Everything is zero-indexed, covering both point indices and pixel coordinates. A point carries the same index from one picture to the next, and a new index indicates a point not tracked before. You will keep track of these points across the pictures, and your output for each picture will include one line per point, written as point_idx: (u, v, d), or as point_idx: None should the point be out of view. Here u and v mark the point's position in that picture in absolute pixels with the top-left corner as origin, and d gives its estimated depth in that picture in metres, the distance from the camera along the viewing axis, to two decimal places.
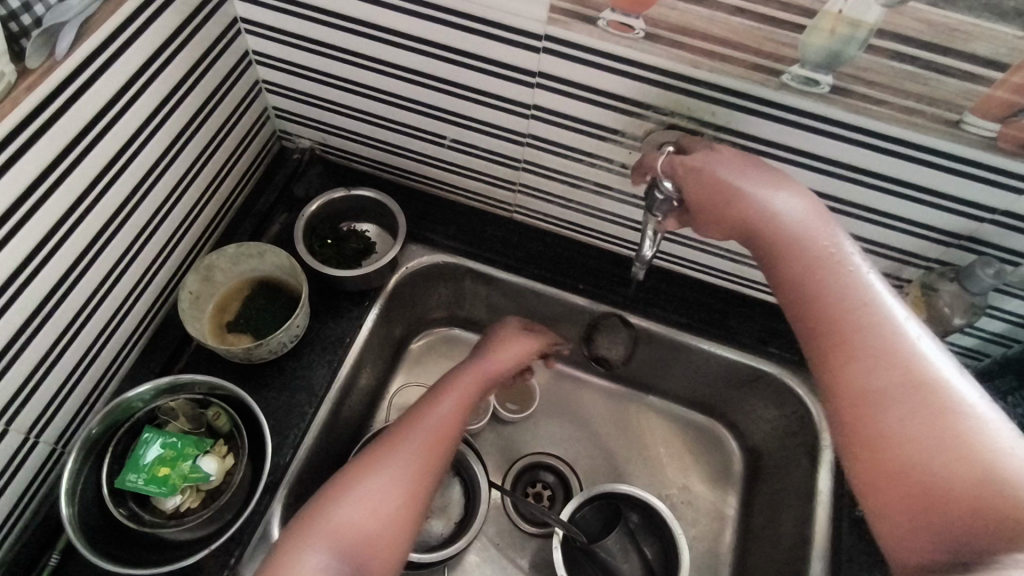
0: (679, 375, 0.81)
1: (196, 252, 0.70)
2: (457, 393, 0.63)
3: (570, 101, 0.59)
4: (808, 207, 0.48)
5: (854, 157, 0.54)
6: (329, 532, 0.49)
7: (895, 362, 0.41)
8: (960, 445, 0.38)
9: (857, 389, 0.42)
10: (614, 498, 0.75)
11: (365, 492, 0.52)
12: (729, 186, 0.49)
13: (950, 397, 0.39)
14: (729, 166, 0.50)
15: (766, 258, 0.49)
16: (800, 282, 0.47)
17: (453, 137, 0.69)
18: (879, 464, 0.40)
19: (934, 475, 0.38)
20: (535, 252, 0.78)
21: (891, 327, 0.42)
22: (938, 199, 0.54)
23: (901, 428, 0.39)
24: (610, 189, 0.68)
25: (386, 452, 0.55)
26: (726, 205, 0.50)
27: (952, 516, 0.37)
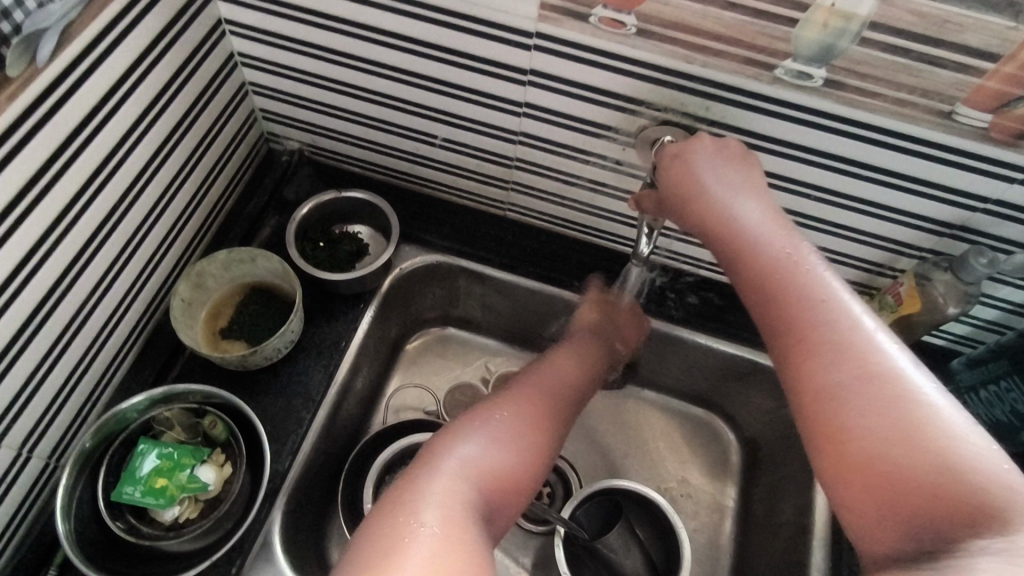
0: (676, 370, 0.82)
1: (186, 259, 0.69)
2: (561, 363, 0.67)
3: (562, 98, 0.59)
4: (768, 209, 0.49)
5: (848, 150, 0.54)
6: (471, 459, 0.52)
7: (853, 355, 0.41)
8: (919, 435, 0.37)
9: (816, 383, 0.41)
10: (613, 493, 0.74)
11: (494, 429, 0.56)
12: (694, 181, 0.50)
13: (907, 388, 0.39)
14: (708, 157, 0.50)
15: (729, 254, 0.48)
16: (761, 278, 0.46)
17: (445, 136, 0.68)
18: (842, 459, 0.39)
19: (895, 465, 0.37)
20: (529, 250, 0.78)
21: (848, 322, 0.42)
22: (932, 189, 0.55)
23: (860, 421, 0.39)
24: (604, 186, 0.67)
25: (513, 399, 0.60)
26: (696, 200, 0.50)
27: (916, 507, 0.36)
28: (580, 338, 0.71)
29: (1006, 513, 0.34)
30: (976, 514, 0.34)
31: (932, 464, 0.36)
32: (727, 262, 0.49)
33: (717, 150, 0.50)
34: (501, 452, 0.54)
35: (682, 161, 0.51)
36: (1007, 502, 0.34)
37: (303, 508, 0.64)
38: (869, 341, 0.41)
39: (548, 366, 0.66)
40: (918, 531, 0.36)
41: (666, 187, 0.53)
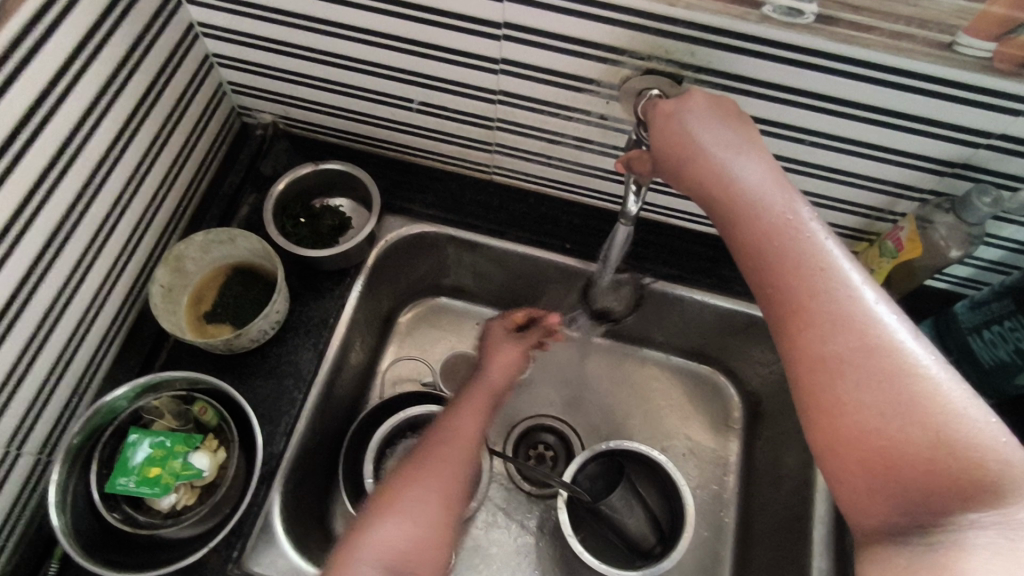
0: (673, 327, 0.80)
1: (163, 243, 0.67)
2: (472, 404, 0.62)
3: (540, 52, 0.55)
4: (766, 168, 0.44)
5: (843, 90, 0.51)
6: (380, 546, 0.48)
7: (852, 325, 0.38)
8: (916, 409, 0.36)
9: (813, 356, 0.39)
10: (615, 455, 0.75)
11: (411, 504, 0.51)
12: (688, 139, 0.46)
13: (905, 359, 0.37)
14: (698, 118, 0.46)
15: (723, 218, 0.45)
16: (757, 245, 0.43)
17: (422, 99, 0.65)
18: (834, 431, 0.38)
19: (891, 441, 0.36)
20: (518, 213, 0.76)
21: (847, 292, 0.39)
22: (933, 127, 0.52)
23: (858, 396, 0.37)
24: (590, 143, 0.64)
25: (433, 458, 0.55)
26: (687, 162, 0.46)
27: (908, 481, 0.36)
28: (500, 353, 0.68)
29: (997, 484, 0.34)
30: (966, 488, 0.34)
31: (927, 442, 0.35)
32: (727, 227, 0.45)
33: (712, 108, 0.46)
34: (414, 530, 0.50)
35: (676, 119, 0.47)
36: (999, 477, 0.34)
37: (302, 487, 0.64)
38: (871, 314, 0.38)
39: (454, 411, 0.61)
40: (908, 502, 0.36)
41: (656, 146, 0.48)
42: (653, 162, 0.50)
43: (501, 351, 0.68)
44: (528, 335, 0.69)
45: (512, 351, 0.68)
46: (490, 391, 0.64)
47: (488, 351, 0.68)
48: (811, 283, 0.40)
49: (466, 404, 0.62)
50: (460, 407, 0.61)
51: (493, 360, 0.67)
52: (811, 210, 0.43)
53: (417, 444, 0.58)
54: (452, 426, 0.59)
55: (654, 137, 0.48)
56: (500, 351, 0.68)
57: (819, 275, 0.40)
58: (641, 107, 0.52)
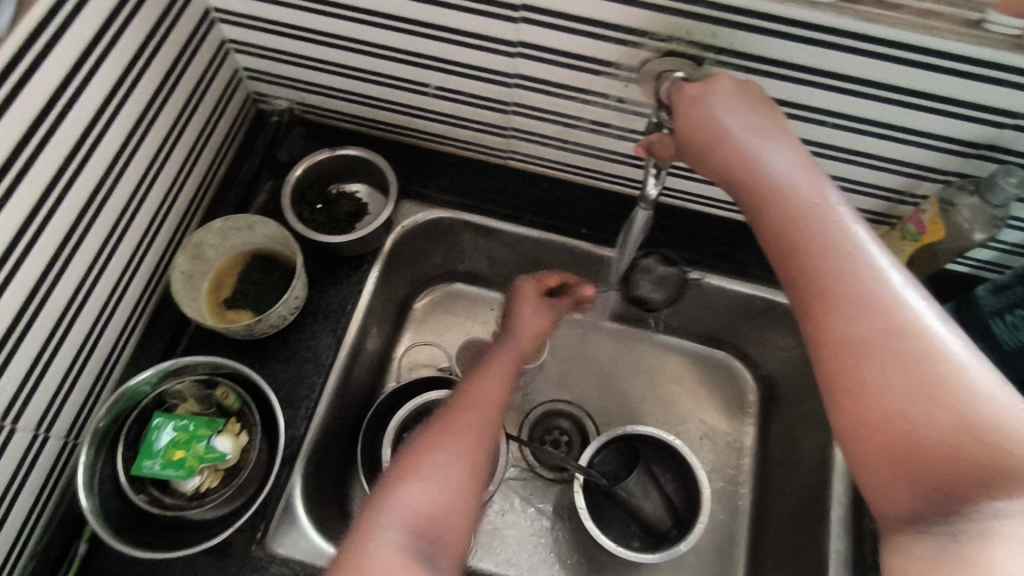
0: (689, 312, 0.80)
1: (183, 230, 0.68)
2: (493, 375, 0.60)
3: (558, 34, 0.55)
4: (792, 152, 0.44)
5: (866, 70, 0.50)
6: (399, 511, 0.45)
7: (877, 309, 0.38)
8: (941, 394, 0.35)
9: (836, 340, 0.39)
10: (631, 440, 0.75)
11: (432, 467, 0.48)
12: (712, 123, 0.46)
13: (930, 344, 0.36)
14: (723, 100, 0.46)
15: (749, 203, 0.45)
16: (783, 229, 0.42)
17: (438, 84, 0.65)
18: (857, 414, 0.38)
19: (914, 425, 0.36)
20: (533, 198, 0.75)
21: (872, 277, 0.39)
22: (957, 107, 0.51)
23: (881, 379, 0.37)
24: (607, 127, 0.64)
25: (450, 424, 0.52)
26: (711, 146, 0.46)
27: (932, 465, 0.35)
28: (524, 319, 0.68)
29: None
30: (991, 475, 0.34)
31: (951, 427, 0.35)
32: (751, 212, 0.45)
33: (737, 93, 0.46)
34: (436, 494, 0.46)
35: (700, 103, 0.46)
36: None
37: (323, 471, 0.65)
38: (896, 298, 0.38)
39: (469, 383, 0.59)
40: (934, 488, 0.35)
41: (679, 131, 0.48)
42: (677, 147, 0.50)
43: (534, 315, 0.68)
44: (557, 304, 0.70)
45: (539, 317, 0.68)
46: (514, 356, 0.64)
47: (512, 313, 0.69)
48: (835, 267, 0.40)
49: (482, 374, 0.60)
50: (476, 377, 0.59)
51: (520, 324, 0.67)
52: (840, 195, 0.43)
53: (432, 416, 0.55)
54: (468, 395, 0.56)
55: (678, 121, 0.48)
56: (522, 319, 0.68)
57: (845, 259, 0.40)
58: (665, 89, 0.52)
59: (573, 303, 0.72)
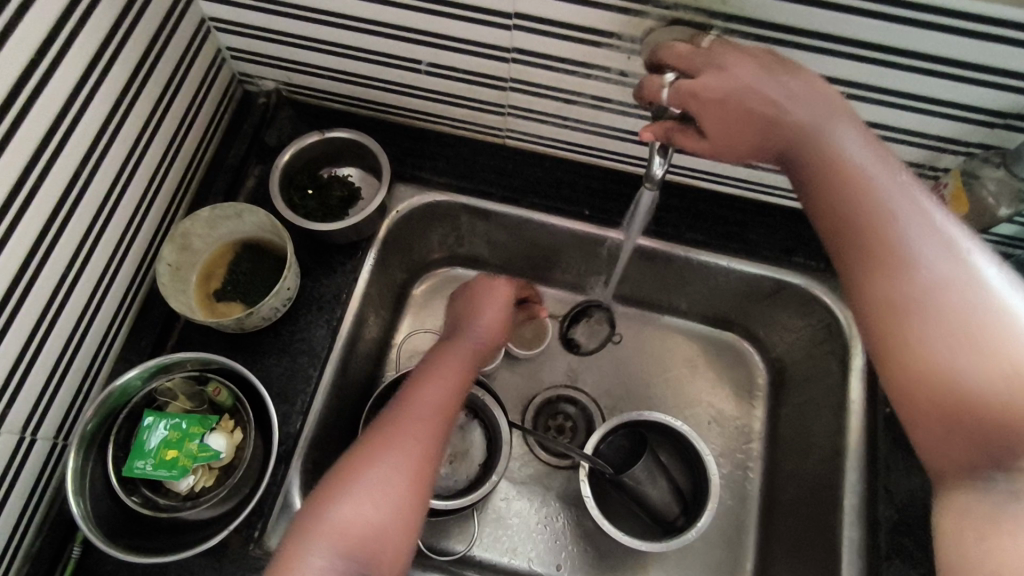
0: (696, 294, 0.77)
1: (169, 219, 0.65)
2: (447, 372, 0.59)
3: (556, 4, 0.51)
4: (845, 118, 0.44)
5: (887, 37, 0.46)
6: (335, 529, 0.47)
7: (922, 269, 0.39)
8: (993, 349, 0.36)
9: (885, 298, 0.40)
10: (637, 426, 0.73)
11: (372, 484, 0.49)
12: (747, 111, 0.43)
13: (981, 300, 0.37)
14: (754, 70, 0.43)
15: (797, 170, 0.45)
16: (830, 194, 0.43)
17: (430, 60, 0.61)
18: (906, 371, 0.38)
19: (966, 381, 0.36)
20: (533, 178, 0.72)
21: (922, 238, 0.40)
22: (985, 74, 0.48)
23: (927, 337, 0.38)
24: (609, 102, 0.61)
25: (393, 430, 0.53)
26: (744, 120, 0.44)
27: (981, 421, 0.36)
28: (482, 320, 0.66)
29: None
30: None
31: (1007, 381, 0.35)
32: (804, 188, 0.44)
33: (761, 74, 0.43)
34: (373, 509, 0.49)
35: (727, 95, 0.43)
36: None
37: (321, 465, 0.63)
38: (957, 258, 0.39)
39: (420, 380, 0.58)
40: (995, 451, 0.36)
41: (707, 127, 0.45)
42: (700, 142, 0.46)
43: (494, 314, 0.67)
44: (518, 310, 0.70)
45: (499, 319, 0.67)
46: (472, 351, 0.63)
47: (475, 308, 0.67)
48: (882, 231, 0.41)
49: (433, 369, 0.60)
50: (427, 373, 0.59)
51: (482, 321, 0.66)
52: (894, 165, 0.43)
53: (381, 415, 0.55)
54: (419, 395, 0.57)
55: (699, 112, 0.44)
56: (483, 314, 0.67)
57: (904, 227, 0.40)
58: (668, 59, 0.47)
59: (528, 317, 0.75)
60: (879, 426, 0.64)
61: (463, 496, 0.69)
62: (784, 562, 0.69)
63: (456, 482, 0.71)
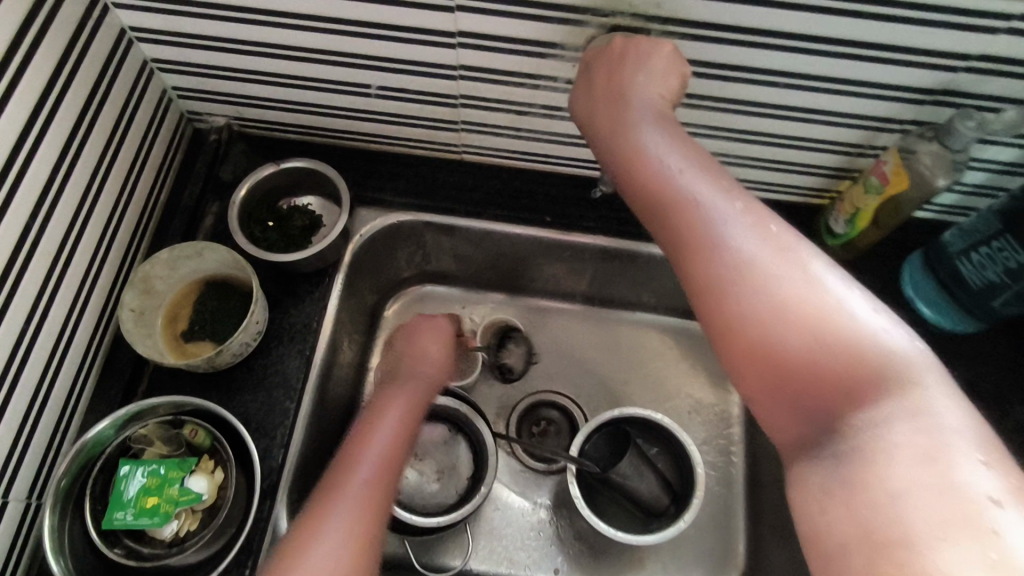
0: (663, 288, 0.79)
1: (128, 265, 0.64)
2: (387, 418, 0.61)
3: (496, 19, 0.52)
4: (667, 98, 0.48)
5: (814, 27, 0.49)
6: None
7: (739, 252, 0.42)
8: (803, 320, 0.40)
9: (708, 279, 0.42)
10: (619, 423, 0.74)
11: (321, 543, 0.49)
12: (622, 102, 0.48)
13: (780, 279, 0.41)
14: (616, 60, 0.49)
15: (620, 160, 0.48)
16: (655, 181, 0.46)
17: (379, 84, 0.62)
18: (742, 343, 0.42)
19: (789, 349, 0.40)
20: (493, 190, 0.73)
21: (733, 218, 0.43)
22: (908, 55, 0.50)
23: (756, 311, 0.41)
24: (559, 110, 0.62)
25: (349, 469, 0.55)
26: (611, 104, 0.49)
27: (806, 385, 0.40)
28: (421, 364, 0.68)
29: (881, 383, 0.38)
30: (849, 391, 0.39)
31: (834, 349, 0.39)
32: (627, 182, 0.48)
33: (655, 67, 0.48)
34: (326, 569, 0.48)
35: (609, 78, 0.49)
36: (876, 373, 0.38)
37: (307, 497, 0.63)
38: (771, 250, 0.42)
39: (361, 431, 0.59)
40: (812, 409, 0.40)
41: (594, 113, 0.50)
42: (582, 122, 0.51)
43: (438, 352, 0.70)
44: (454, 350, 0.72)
45: (438, 361, 0.70)
46: (410, 394, 0.65)
47: (414, 353, 0.69)
48: (701, 214, 0.43)
49: (372, 419, 0.61)
50: (369, 423, 0.60)
51: (423, 365, 0.68)
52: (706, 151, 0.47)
53: (337, 458, 0.57)
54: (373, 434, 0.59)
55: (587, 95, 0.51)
56: (427, 350, 0.70)
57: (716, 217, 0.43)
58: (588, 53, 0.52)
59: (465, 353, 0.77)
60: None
61: (455, 511, 0.69)
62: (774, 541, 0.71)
63: (446, 499, 0.72)
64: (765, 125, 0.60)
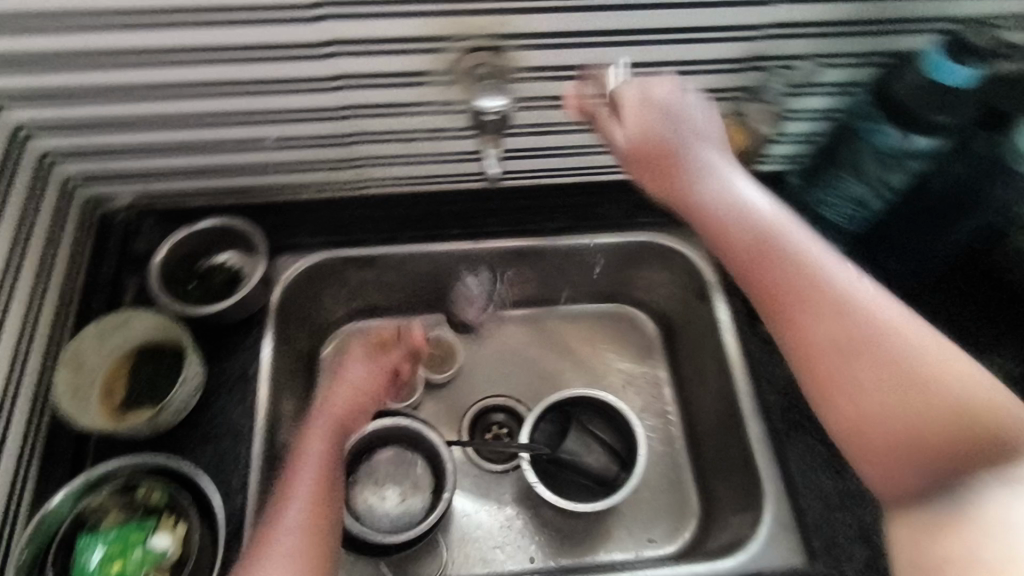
0: (574, 277, 0.86)
1: (55, 349, 0.65)
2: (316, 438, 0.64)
3: (369, 59, 0.59)
4: (709, 120, 0.58)
5: (632, 21, 0.58)
6: None
7: (847, 309, 0.48)
8: (937, 380, 0.46)
9: (810, 344, 0.49)
10: (562, 406, 0.79)
11: None
12: (682, 124, 0.57)
13: (893, 333, 0.47)
14: (638, 105, 0.58)
15: (671, 199, 0.56)
16: (718, 219, 0.54)
17: (276, 135, 0.67)
18: (835, 398, 0.48)
19: (863, 387, 0.47)
20: (400, 217, 0.79)
21: (833, 276, 0.50)
22: (714, 32, 0.59)
23: (859, 380, 0.47)
24: (444, 131, 0.69)
25: (295, 477, 0.59)
26: (655, 159, 0.57)
27: (934, 447, 0.45)
28: (357, 376, 0.73)
29: (1001, 434, 0.44)
30: (982, 440, 0.44)
31: (956, 407, 0.45)
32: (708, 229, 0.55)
33: (700, 107, 0.58)
34: None
35: (642, 110, 0.57)
36: (1003, 432, 0.44)
37: None
38: (954, 352, 0.47)
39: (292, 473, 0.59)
40: (959, 459, 0.44)
41: (618, 141, 0.58)
42: (616, 151, 0.60)
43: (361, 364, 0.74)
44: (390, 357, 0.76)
45: (374, 376, 0.73)
46: (347, 415, 0.69)
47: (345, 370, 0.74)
48: (801, 277, 0.50)
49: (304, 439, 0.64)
50: (301, 458, 0.61)
51: (357, 381, 0.72)
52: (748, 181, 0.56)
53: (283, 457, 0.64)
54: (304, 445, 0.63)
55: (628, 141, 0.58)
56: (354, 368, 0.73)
57: (799, 244, 0.51)
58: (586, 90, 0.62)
59: (405, 358, 0.78)
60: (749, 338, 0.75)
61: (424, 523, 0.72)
62: (720, 481, 0.77)
63: (414, 513, 0.74)
64: None
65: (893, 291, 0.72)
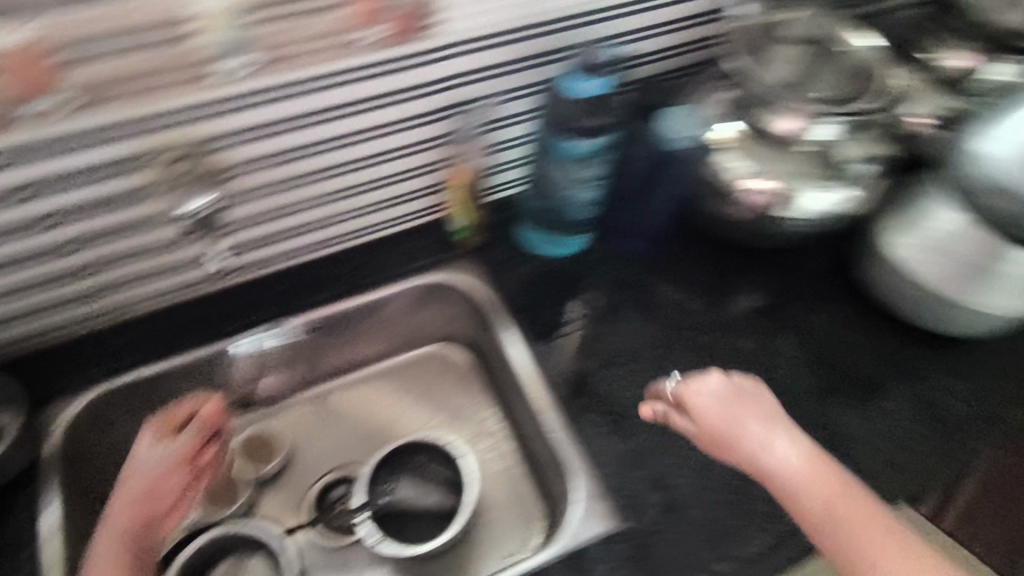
0: (375, 334, 0.88)
1: None
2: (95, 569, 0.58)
3: (76, 189, 0.62)
4: (721, 387, 0.64)
5: (317, 102, 0.64)
6: None
7: (896, 556, 0.51)
8: None
9: (861, 559, 0.52)
10: (394, 458, 0.80)
11: None
12: (740, 413, 0.62)
13: None
14: (726, 401, 0.63)
15: (759, 475, 0.59)
16: (809, 497, 0.56)
17: (9, 283, 0.67)
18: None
19: None
20: (176, 328, 0.78)
21: (888, 530, 0.52)
22: (398, 94, 0.67)
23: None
24: (185, 239, 0.71)
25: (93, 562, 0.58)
26: (728, 434, 0.61)
27: None
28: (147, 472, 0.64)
29: None
30: None
31: None
32: (696, 443, 0.65)
33: (729, 392, 0.64)
34: None
35: (725, 417, 0.62)
36: None
37: None
38: None
39: None
40: None
41: (703, 427, 0.62)
42: (695, 429, 0.63)
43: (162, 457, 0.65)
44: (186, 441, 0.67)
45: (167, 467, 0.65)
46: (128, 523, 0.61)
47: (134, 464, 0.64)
48: (869, 531, 0.52)
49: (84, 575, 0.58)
50: None
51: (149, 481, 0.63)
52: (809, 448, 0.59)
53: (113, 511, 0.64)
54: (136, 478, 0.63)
55: (699, 424, 0.63)
56: (149, 457, 0.65)
57: (864, 513, 0.54)
58: (664, 396, 0.67)
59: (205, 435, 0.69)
60: (537, 340, 0.80)
61: None
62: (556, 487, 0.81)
63: None
64: (347, 180, 0.73)
65: (637, 264, 0.86)
